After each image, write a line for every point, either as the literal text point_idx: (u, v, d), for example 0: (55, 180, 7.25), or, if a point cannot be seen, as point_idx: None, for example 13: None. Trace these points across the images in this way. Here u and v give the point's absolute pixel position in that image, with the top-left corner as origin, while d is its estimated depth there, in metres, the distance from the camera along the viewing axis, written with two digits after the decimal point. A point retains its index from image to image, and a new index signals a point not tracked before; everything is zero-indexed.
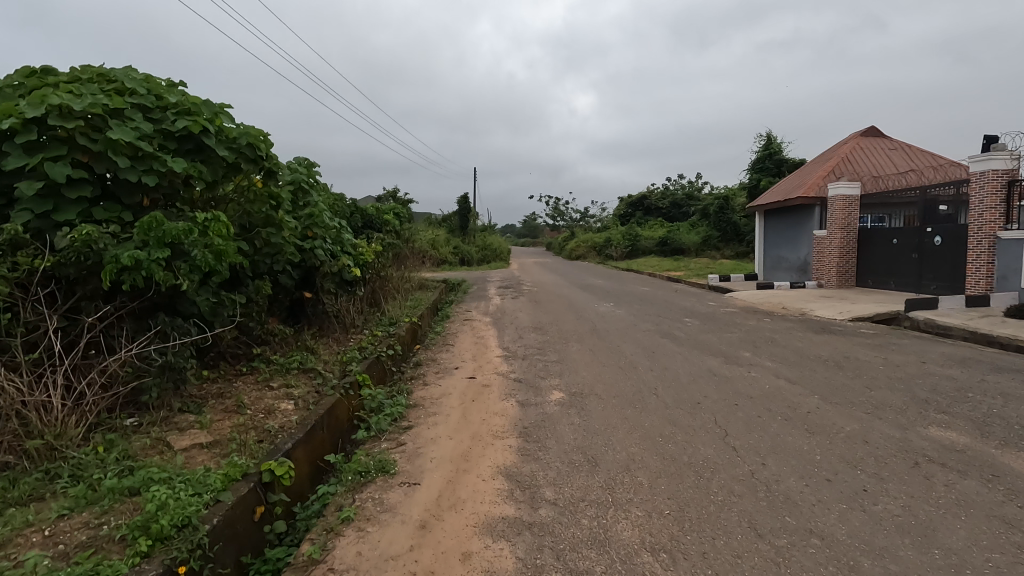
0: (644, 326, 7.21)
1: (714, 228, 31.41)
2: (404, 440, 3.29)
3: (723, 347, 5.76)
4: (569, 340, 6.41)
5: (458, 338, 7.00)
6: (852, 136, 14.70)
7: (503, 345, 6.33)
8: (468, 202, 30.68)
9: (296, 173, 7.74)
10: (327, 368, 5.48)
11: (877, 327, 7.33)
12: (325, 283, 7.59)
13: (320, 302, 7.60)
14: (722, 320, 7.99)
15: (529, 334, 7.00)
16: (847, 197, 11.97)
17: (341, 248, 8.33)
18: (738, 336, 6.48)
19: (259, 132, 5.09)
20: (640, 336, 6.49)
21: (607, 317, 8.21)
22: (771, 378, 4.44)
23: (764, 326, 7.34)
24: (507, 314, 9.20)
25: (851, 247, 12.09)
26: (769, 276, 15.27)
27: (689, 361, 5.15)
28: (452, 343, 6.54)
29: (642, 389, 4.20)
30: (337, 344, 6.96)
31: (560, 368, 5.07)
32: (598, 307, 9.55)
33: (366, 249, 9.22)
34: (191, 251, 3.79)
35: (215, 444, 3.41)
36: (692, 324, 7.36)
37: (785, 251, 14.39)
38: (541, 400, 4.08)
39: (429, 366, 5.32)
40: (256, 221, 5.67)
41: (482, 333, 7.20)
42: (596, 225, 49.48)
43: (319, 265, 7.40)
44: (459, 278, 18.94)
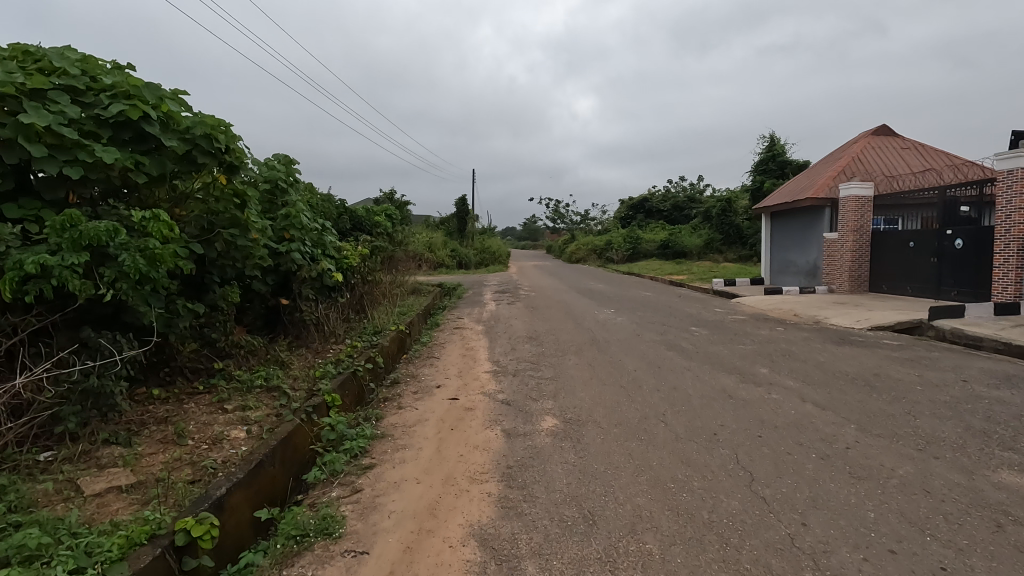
0: (648, 336, 6.63)
1: (717, 231, 30.86)
2: (361, 485, 2.71)
3: (737, 362, 5.18)
4: (566, 353, 5.83)
5: (445, 349, 6.43)
6: (862, 134, 14.14)
7: (493, 358, 5.77)
8: (466, 204, 30.15)
9: (273, 170, 7.26)
10: (294, 386, 4.90)
11: (900, 337, 6.75)
12: (304, 289, 7.12)
13: (298, 309, 7.10)
14: (732, 329, 7.41)
15: (523, 345, 6.43)
16: (860, 197, 11.41)
17: (322, 251, 7.79)
18: (751, 348, 5.90)
19: (217, 122, 4.50)
20: (644, 349, 5.91)
21: (608, 326, 7.62)
22: (796, 402, 3.86)
23: (778, 337, 6.76)
24: (500, 321, 8.63)
25: (864, 250, 11.51)
26: (776, 281, 14.71)
27: (701, 379, 4.57)
28: (438, 356, 5.98)
29: (648, 416, 3.62)
30: (314, 356, 6.40)
31: (554, 388, 4.49)
32: (598, 314, 8.97)
33: (352, 252, 8.70)
34: (119, 255, 3.24)
35: (137, 488, 2.86)
36: (699, 335, 6.79)
37: (794, 254, 13.84)
38: (531, 430, 3.50)
39: (408, 383, 4.74)
40: (219, 222, 5.09)
41: (473, 344, 6.62)
42: (597, 228, 49.01)
43: (296, 270, 6.93)
44: (455, 282, 18.38)
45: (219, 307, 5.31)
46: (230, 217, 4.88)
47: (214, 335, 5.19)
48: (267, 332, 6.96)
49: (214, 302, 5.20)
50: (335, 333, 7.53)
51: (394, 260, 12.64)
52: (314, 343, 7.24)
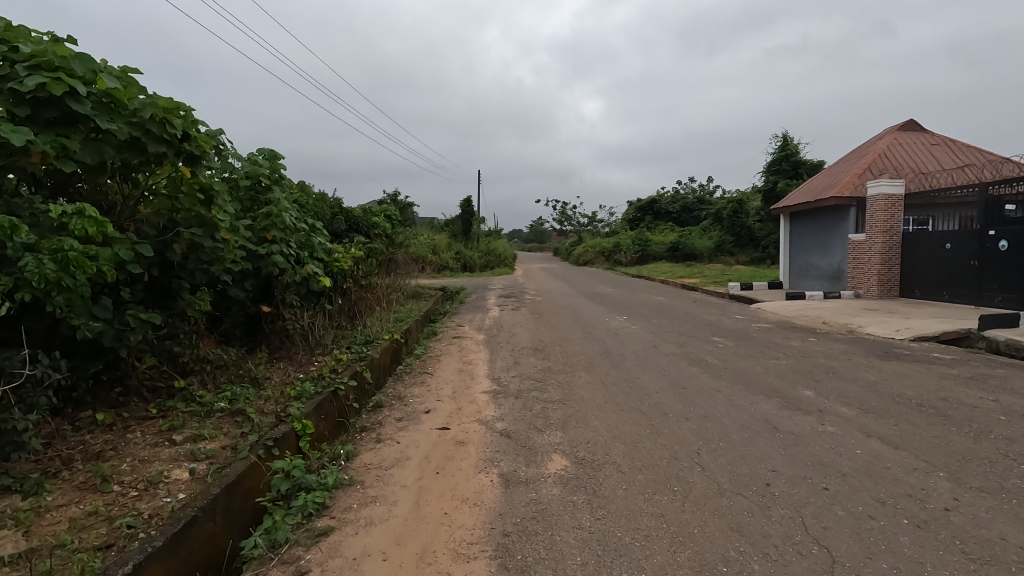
0: (667, 349, 5.93)
1: (728, 233, 30.08)
2: (310, 563, 2.06)
3: (774, 382, 4.47)
4: (575, 369, 5.14)
5: (441, 362, 5.78)
6: (887, 130, 13.37)
7: (493, 375, 5.11)
8: (471, 205, 29.48)
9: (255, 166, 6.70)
10: (262, 410, 4.25)
11: (951, 350, 6.02)
12: (289, 295, 6.54)
13: (282, 317, 6.49)
14: (759, 340, 6.69)
15: (526, 359, 5.74)
16: (890, 195, 10.64)
17: (309, 254, 7.18)
18: (786, 364, 5.19)
19: (172, 103, 3.82)
20: (663, 364, 5.22)
21: (621, 336, 6.92)
22: (860, 438, 3.16)
23: (813, 349, 6.05)
24: (503, 330, 7.96)
25: (895, 252, 10.75)
26: (796, 285, 13.95)
27: (736, 404, 3.88)
28: (431, 371, 5.33)
29: (679, 458, 2.95)
30: (293, 371, 5.76)
31: (563, 414, 3.82)
32: (608, 322, 8.28)
33: (344, 255, 8.09)
34: (18, 258, 2.64)
35: (26, 558, 2.22)
36: (724, 347, 6.09)
37: (815, 257, 13.07)
38: (535, 475, 2.82)
39: (391, 407, 4.08)
40: (183, 220, 4.39)
41: (473, 358, 5.95)
42: (605, 230, 48.33)
43: (279, 274, 6.34)
44: (458, 285, 17.75)
45: (186, 317, 4.68)
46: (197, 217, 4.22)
47: (178, 350, 4.53)
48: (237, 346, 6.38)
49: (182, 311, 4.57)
50: (322, 343, 6.91)
51: (392, 263, 11.99)
52: (299, 353, 6.57)
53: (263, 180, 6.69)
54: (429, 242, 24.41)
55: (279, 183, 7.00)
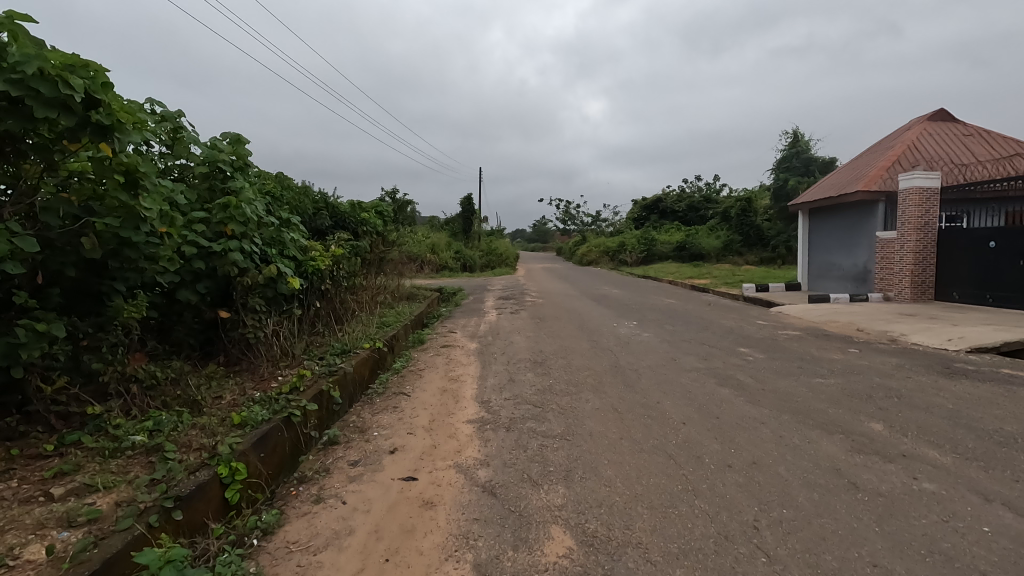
0: (688, 364, 5.06)
1: (736, 232, 29.21)
2: None
3: (829, 411, 3.59)
4: (582, 390, 4.28)
5: (424, 378, 4.93)
6: (916, 120, 12.45)
7: (482, 396, 4.26)
8: (471, 203, 28.61)
9: (214, 150, 5.88)
10: (190, 444, 3.40)
11: (1021, 365, 5.13)
12: (252, 297, 5.70)
13: (242, 324, 5.66)
14: (792, 352, 5.80)
15: (523, 375, 4.87)
16: (925, 188, 9.73)
17: (278, 251, 6.35)
18: (836, 383, 4.31)
19: (71, 57, 2.77)
20: (687, 384, 4.35)
21: (633, 347, 6.03)
22: (977, 504, 2.29)
23: (859, 363, 5.16)
24: (499, 336, 7.11)
25: (930, 251, 9.83)
26: (815, 286, 13.06)
27: (791, 446, 3.01)
28: (411, 390, 4.48)
29: (733, 540, 2.07)
30: (247, 389, 4.91)
31: (566, 458, 2.96)
32: (617, 328, 7.41)
33: (322, 253, 7.26)
34: None
35: None
36: (754, 360, 5.23)
37: (838, 256, 12.16)
38: (526, 567, 1.96)
39: (348, 445, 3.21)
40: (103, 211, 3.21)
41: (461, 373, 5.09)
42: (608, 230, 47.41)
43: (238, 275, 5.50)
44: (456, 286, 16.90)
45: (112, 327, 3.79)
46: (123, 205, 3.17)
47: (95, 367, 3.65)
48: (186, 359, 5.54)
49: (107, 320, 3.74)
50: (291, 353, 6.07)
51: (383, 262, 11.12)
52: (261, 366, 5.72)
53: (223, 168, 5.84)
54: (427, 241, 23.56)
55: (243, 172, 6.15)
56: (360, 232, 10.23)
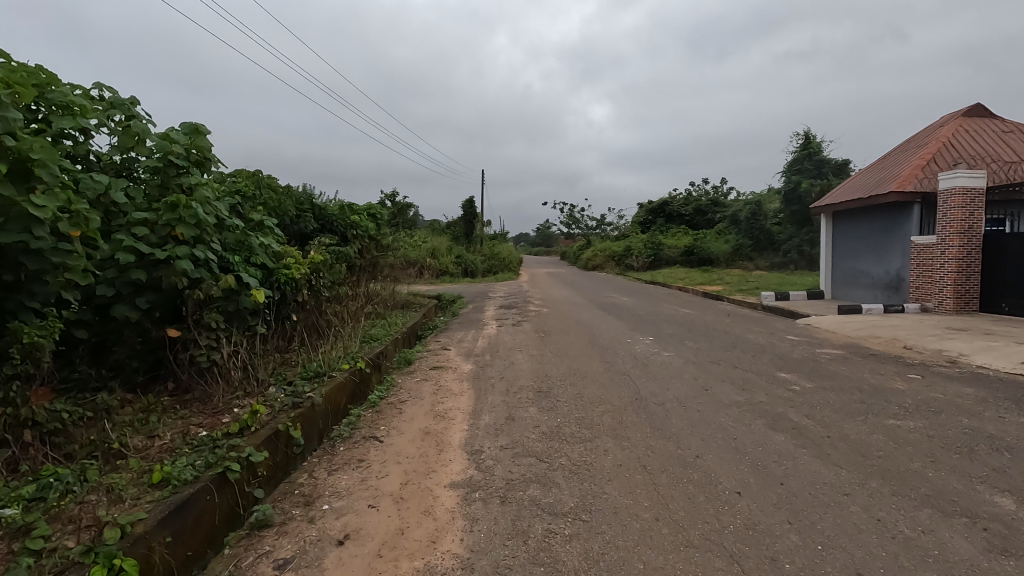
0: (725, 396, 4.20)
1: (746, 237, 28.30)
2: None
3: (930, 475, 2.71)
4: (599, 435, 3.43)
5: (406, 412, 4.09)
6: (950, 116, 11.56)
7: (475, 442, 3.42)
8: (473, 206, 27.76)
9: (166, 140, 5.04)
10: (81, 519, 2.56)
11: None
12: (208, 312, 4.86)
13: (195, 345, 4.80)
14: (843, 377, 4.92)
15: (526, 412, 4.02)
16: (969, 188, 8.83)
17: (242, 259, 5.50)
18: (919, 427, 3.43)
19: None
20: (730, 428, 3.49)
21: (655, 372, 5.17)
22: None
23: (932, 394, 4.27)
24: (499, 355, 6.26)
25: (975, 258, 8.91)
26: (841, 295, 12.17)
27: (899, 540, 2.15)
28: (388, 431, 3.64)
29: None
30: (188, 430, 4.04)
31: (584, 558, 2.10)
32: (633, 346, 6.54)
33: (298, 260, 6.40)
34: None
35: None
36: (803, 391, 4.36)
37: (866, 263, 11.28)
38: None
39: (284, 531, 2.35)
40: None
41: (452, 407, 4.23)
42: (613, 234, 46.51)
43: (189, 286, 4.66)
44: (455, 293, 16.03)
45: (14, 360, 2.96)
46: None
47: None
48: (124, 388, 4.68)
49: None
50: (254, 377, 5.21)
51: (375, 268, 10.29)
52: (212, 393, 4.81)
53: (176, 161, 5.03)
54: (427, 245, 22.74)
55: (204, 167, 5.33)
56: (349, 237, 9.38)
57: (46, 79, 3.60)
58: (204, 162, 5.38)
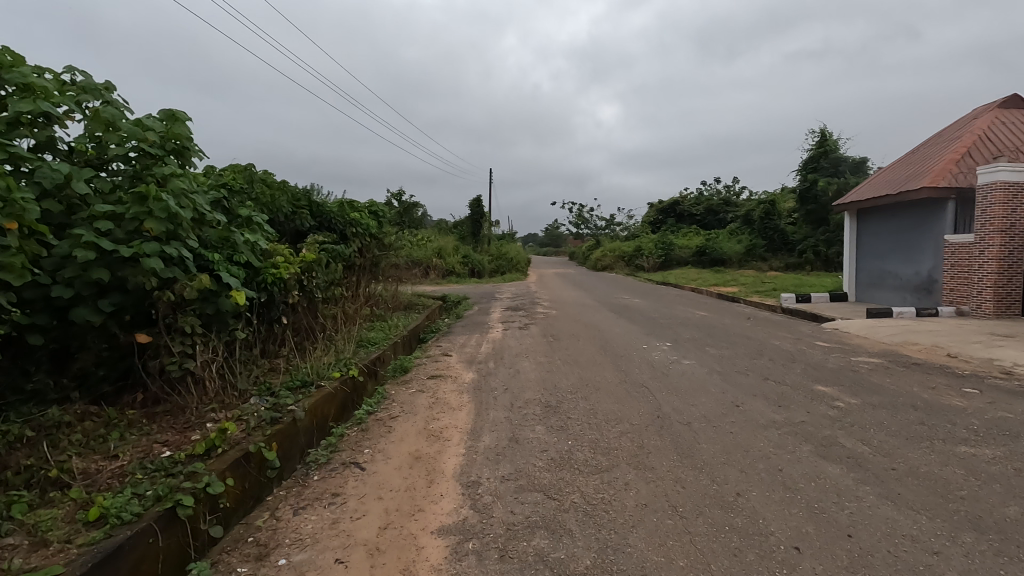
0: (761, 415, 3.67)
1: (759, 236, 27.61)
2: None
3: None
4: (619, 464, 2.92)
5: (397, 431, 3.61)
6: (984, 108, 10.92)
7: (472, 471, 2.93)
8: (480, 206, 27.29)
9: (139, 127, 4.61)
10: None
11: None
12: (182, 316, 4.39)
13: (167, 352, 4.33)
14: (890, 390, 4.38)
15: (532, 433, 3.51)
16: (1010, 183, 8.23)
17: (223, 257, 5.04)
18: (998, 457, 2.89)
19: None
20: (772, 457, 2.97)
21: (676, 384, 4.64)
22: None
23: (1000, 414, 3.71)
24: (504, 362, 5.77)
25: (1017, 258, 8.30)
26: (866, 297, 11.56)
27: None
28: (374, 456, 3.15)
29: None
30: (151, 453, 3.56)
31: None
32: (650, 353, 6.01)
33: (287, 259, 5.93)
34: None
35: None
36: (849, 408, 3.82)
37: (894, 263, 10.67)
38: None
39: None
40: None
41: (448, 425, 3.73)
42: (623, 234, 45.88)
43: (159, 286, 4.20)
44: (461, 294, 15.54)
45: None
46: None
47: None
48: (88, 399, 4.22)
49: None
50: (234, 388, 4.73)
51: (376, 268, 9.83)
52: (184, 405, 4.31)
53: (150, 150, 4.57)
54: (433, 245, 22.26)
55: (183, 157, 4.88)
56: (349, 235, 8.91)
57: (10, 61, 3.30)
58: (183, 151, 4.93)
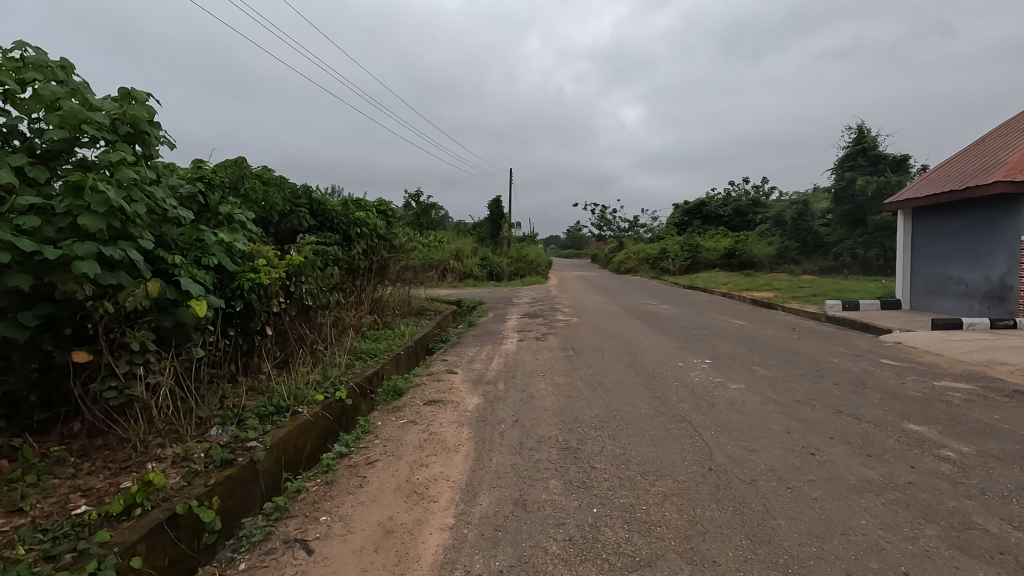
0: (850, 472, 2.77)
1: (792, 238, 26.28)
2: None
3: None
4: (665, 554, 2.08)
5: (372, 484, 2.82)
6: None
7: (460, 560, 2.12)
8: (500, 207, 26.54)
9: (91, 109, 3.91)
10: None
11: None
12: (130, 330, 3.66)
13: (110, 374, 3.60)
14: (1005, 431, 3.44)
15: (544, 492, 2.68)
16: None
17: (187, 260, 4.32)
18: None
19: None
20: (887, 549, 2.08)
21: (725, 417, 3.76)
22: None
23: None
24: (516, 383, 4.96)
25: None
26: (922, 305, 10.45)
27: None
28: (330, 530, 2.35)
29: None
30: (63, 513, 2.80)
31: None
32: (688, 374, 5.12)
33: (271, 261, 5.19)
34: None
35: None
36: (966, 461, 2.90)
37: (956, 268, 9.58)
38: None
39: None
40: None
41: (438, 477, 2.91)
42: (646, 236, 44.71)
43: (98, 295, 3.47)
44: (477, 298, 14.80)
45: None
46: None
47: None
48: (15, 430, 3.52)
49: None
50: (193, 416, 3.99)
51: (383, 272, 9.10)
52: (128, 438, 3.57)
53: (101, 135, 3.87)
54: (450, 246, 21.59)
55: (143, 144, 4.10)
56: (353, 236, 8.17)
57: None
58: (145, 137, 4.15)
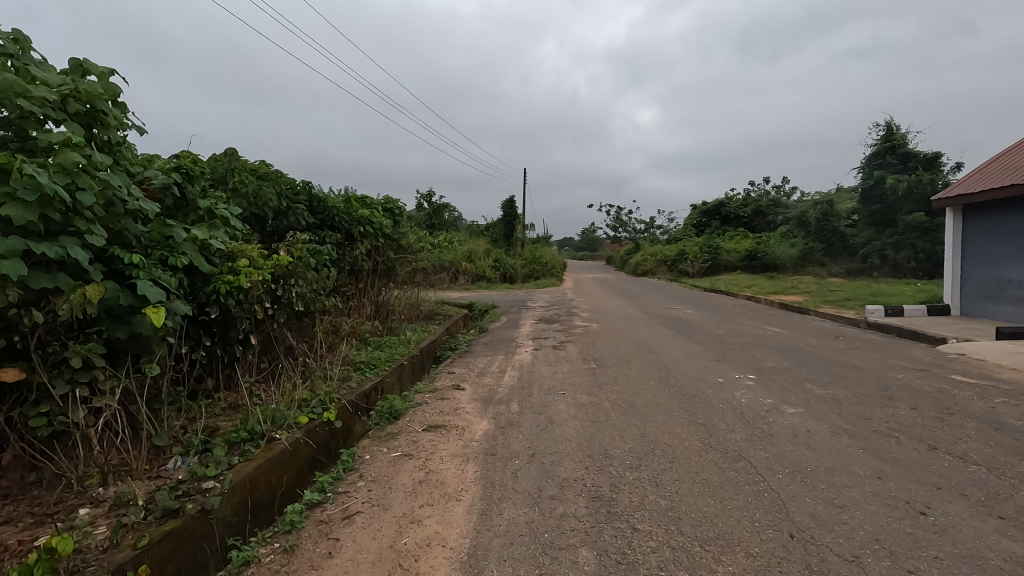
0: (986, 547, 2.05)
1: (816, 239, 25.23)
2: None
3: None
4: None
5: (345, 553, 2.15)
6: None
7: None
8: (514, 207, 25.87)
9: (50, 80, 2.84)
10: None
11: None
12: (70, 345, 3.02)
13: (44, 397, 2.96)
14: None
15: (573, 572, 1.99)
16: None
17: (149, 260, 3.67)
18: None
19: None
20: None
21: (791, 454, 3.04)
22: None
23: None
24: (532, 403, 4.26)
25: None
26: (976, 311, 9.58)
27: None
28: None
29: None
30: None
31: None
32: (732, 393, 4.39)
33: (255, 262, 4.54)
34: None
35: None
36: None
37: (1018, 270, 8.73)
38: None
39: None
40: None
41: (431, 542, 2.23)
42: (663, 237, 43.74)
43: (25, 307, 2.80)
44: (490, 301, 14.11)
45: None
46: None
47: None
48: None
49: None
50: (149, 444, 3.34)
51: (388, 274, 8.45)
52: (61, 475, 2.90)
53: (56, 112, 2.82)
54: (463, 247, 20.94)
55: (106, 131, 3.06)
56: (356, 235, 7.52)
57: None
58: (107, 119, 3.07)
